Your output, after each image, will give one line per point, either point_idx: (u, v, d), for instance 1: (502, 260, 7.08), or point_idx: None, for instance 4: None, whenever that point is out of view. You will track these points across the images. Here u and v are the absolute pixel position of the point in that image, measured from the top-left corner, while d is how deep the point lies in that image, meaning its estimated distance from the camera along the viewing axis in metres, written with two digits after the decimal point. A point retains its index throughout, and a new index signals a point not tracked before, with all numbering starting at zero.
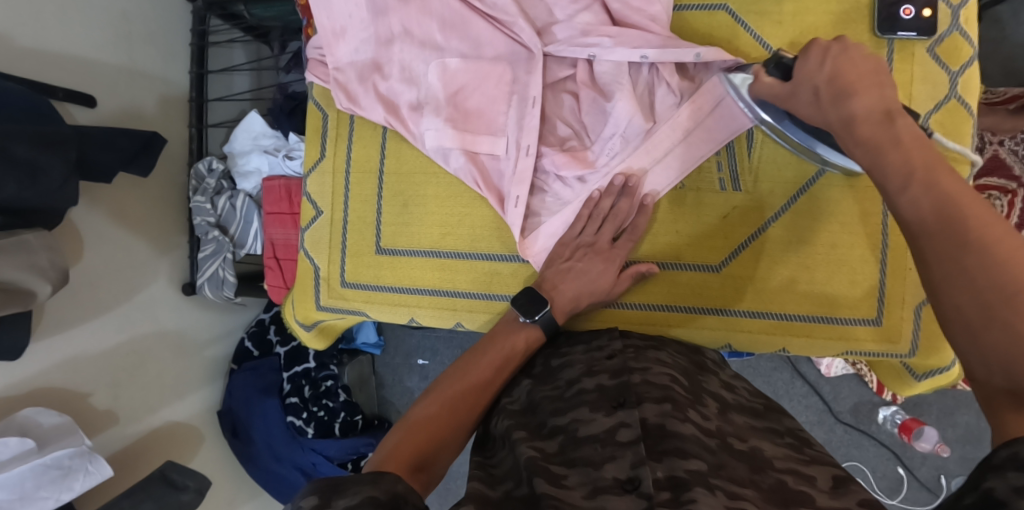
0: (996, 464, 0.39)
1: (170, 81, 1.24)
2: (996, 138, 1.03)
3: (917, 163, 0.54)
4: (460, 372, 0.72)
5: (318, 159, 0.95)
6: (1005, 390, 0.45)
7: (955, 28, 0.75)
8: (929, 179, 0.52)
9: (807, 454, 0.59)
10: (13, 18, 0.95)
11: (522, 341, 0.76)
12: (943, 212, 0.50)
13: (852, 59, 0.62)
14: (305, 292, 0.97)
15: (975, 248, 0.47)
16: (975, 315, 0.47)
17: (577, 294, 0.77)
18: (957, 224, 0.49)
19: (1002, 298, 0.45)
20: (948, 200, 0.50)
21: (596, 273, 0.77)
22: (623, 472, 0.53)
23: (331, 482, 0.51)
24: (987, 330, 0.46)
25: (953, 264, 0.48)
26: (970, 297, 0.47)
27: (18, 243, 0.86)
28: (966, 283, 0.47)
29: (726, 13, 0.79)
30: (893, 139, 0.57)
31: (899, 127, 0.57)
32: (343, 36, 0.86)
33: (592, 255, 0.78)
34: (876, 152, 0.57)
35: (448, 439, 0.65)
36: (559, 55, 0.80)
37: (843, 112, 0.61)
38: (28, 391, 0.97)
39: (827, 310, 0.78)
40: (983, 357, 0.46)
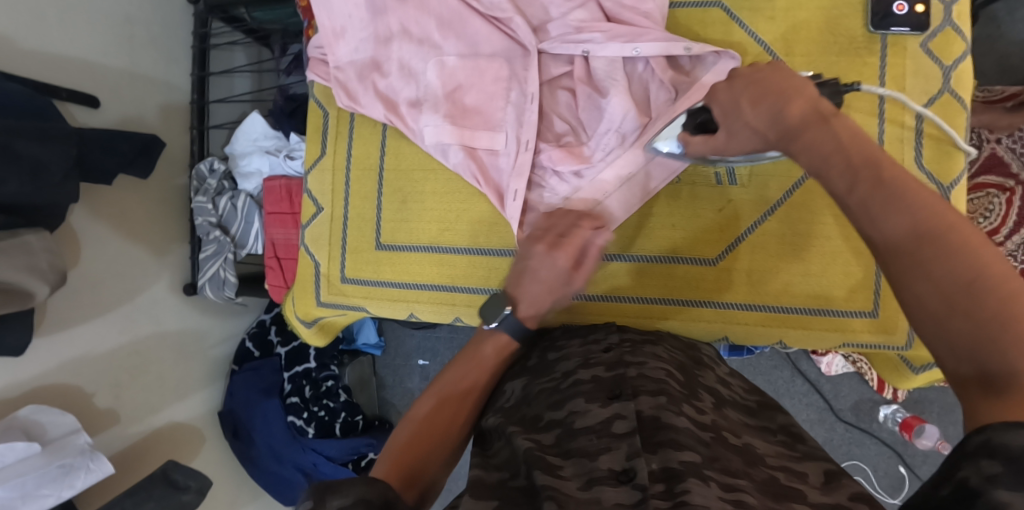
0: (969, 452, 0.39)
1: (171, 83, 1.25)
2: (993, 136, 1.01)
3: (859, 161, 0.51)
4: (443, 383, 0.71)
5: (318, 157, 0.96)
6: (973, 378, 0.43)
7: (948, 23, 0.75)
8: (874, 176, 0.50)
9: (799, 451, 0.59)
10: (16, 21, 0.96)
11: (491, 350, 0.74)
12: (894, 204, 0.48)
13: (761, 79, 0.59)
14: (305, 289, 0.97)
15: (932, 240, 0.46)
16: (938, 304, 0.45)
17: (535, 296, 0.73)
18: (912, 214, 0.47)
19: (963, 286, 0.44)
20: (897, 192, 0.49)
21: (549, 272, 0.73)
22: (618, 463, 0.54)
23: (323, 484, 0.51)
24: (950, 318, 0.44)
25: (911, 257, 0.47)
26: (932, 287, 0.45)
27: (18, 244, 0.86)
28: (927, 274, 0.46)
29: (721, 10, 0.80)
30: (836, 144, 0.53)
31: (836, 127, 0.54)
32: (342, 36, 0.87)
33: (545, 253, 0.73)
34: (819, 159, 0.54)
35: (437, 453, 0.64)
36: (553, 51, 0.81)
37: (779, 122, 0.57)
38: (27, 391, 0.97)
39: (822, 303, 0.78)
40: (950, 345, 0.44)
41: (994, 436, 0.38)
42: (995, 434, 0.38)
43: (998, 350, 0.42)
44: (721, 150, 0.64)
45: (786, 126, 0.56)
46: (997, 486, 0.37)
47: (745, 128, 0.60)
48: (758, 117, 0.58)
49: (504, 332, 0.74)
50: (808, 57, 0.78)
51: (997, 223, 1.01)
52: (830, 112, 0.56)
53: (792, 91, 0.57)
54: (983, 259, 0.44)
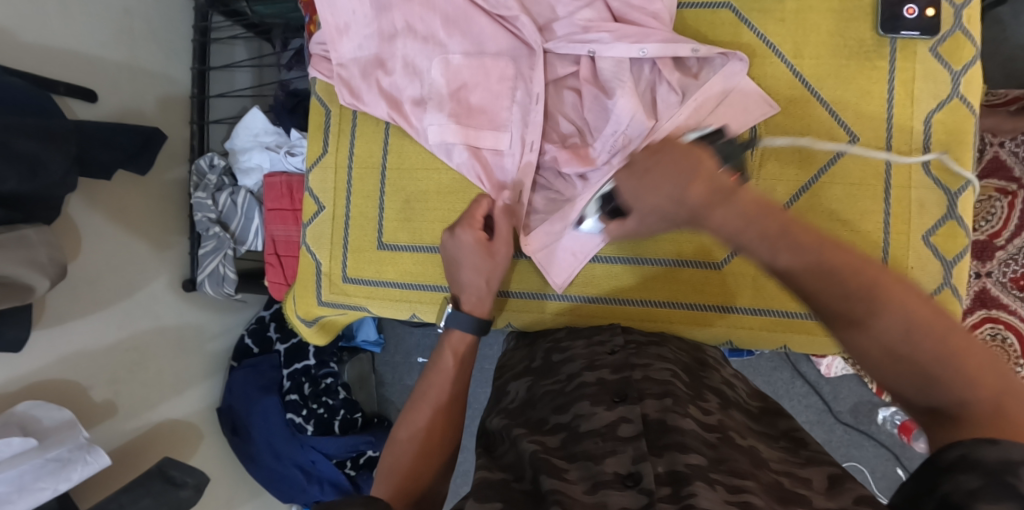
0: (946, 467, 0.42)
1: (171, 77, 1.23)
2: (996, 140, 1.00)
3: (774, 232, 0.55)
4: (418, 398, 0.72)
5: (319, 155, 0.95)
6: (929, 411, 0.48)
7: (958, 27, 0.75)
8: (792, 241, 0.54)
9: (803, 456, 0.59)
10: (15, 12, 0.95)
11: (451, 357, 0.74)
12: (817, 268, 0.52)
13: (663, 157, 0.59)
14: (306, 288, 0.97)
15: (862, 298, 0.50)
16: (881, 356, 0.50)
17: (471, 279, 0.77)
18: (836, 277, 0.51)
19: (898, 339, 0.49)
20: (818, 255, 0.52)
21: (462, 251, 0.78)
22: (624, 467, 0.54)
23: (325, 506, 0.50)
24: (893, 365, 0.49)
25: (847, 315, 0.51)
26: (873, 342, 0.50)
27: (17, 238, 0.85)
28: (863, 330, 0.50)
29: (729, 12, 0.79)
30: (746, 220, 0.56)
31: (739, 201, 0.56)
32: (346, 32, 0.86)
33: (450, 236, 0.78)
34: (734, 235, 0.56)
35: (429, 470, 0.66)
36: (559, 51, 0.80)
37: (688, 205, 0.58)
38: (26, 386, 0.96)
39: None
40: (902, 386, 0.50)
41: (970, 451, 0.42)
42: (970, 450, 0.42)
43: (943, 385, 0.47)
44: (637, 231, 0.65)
45: (689, 208, 0.58)
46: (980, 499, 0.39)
47: (650, 210, 0.61)
48: (659, 196, 0.59)
49: (455, 330, 0.76)
50: (818, 60, 0.77)
51: (999, 226, 1.01)
52: (733, 183, 0.58)
53: (699, 166, 0.58)
54: (909, 308, 0.49)
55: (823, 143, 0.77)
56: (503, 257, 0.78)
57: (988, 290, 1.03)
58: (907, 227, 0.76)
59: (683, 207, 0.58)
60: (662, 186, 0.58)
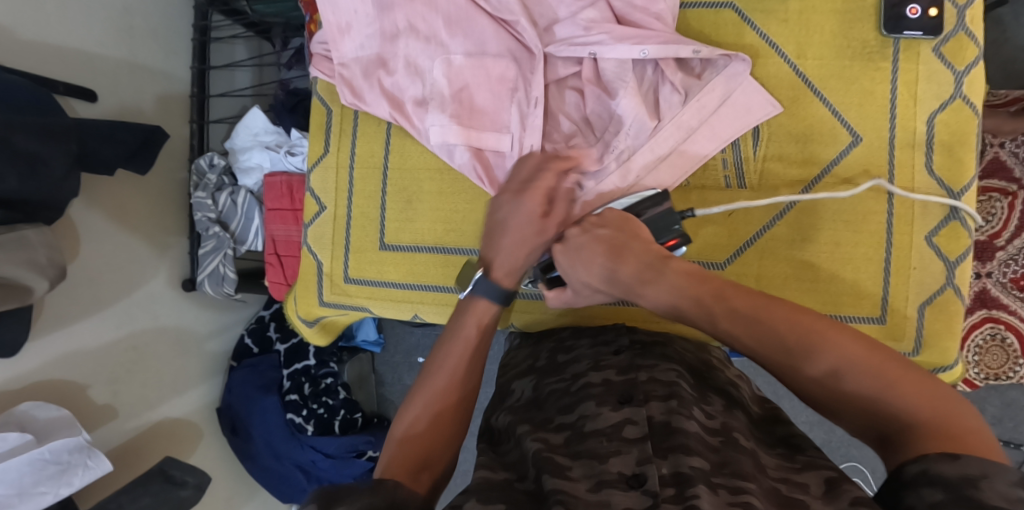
0: (909, 481, 0.45)
1: (171, 75, 1.23)
2: (997, 140, 1.01)
3: (710, 298, 0.59)
4: (435, 365, 0.66)
5: (321, 154, 0.95)
6: (877, 439, 0.51)
7: (961, 28, 0.75)
8: (727, 306, 0.58)
9: (799, 461, 0.59)
10: (13, 10, 0.94)
11: (475, 327, 0.68)
12: (755, 326, 0.56)
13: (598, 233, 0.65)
14: (308, 288, 0.96)
15: (804, 350, 0.54)
16: (827, 401, 0.53)
17: (511, 251, 0.69)
18: (775, 331, 0.55)
19: (841, 383, 0.52)
20: (755, 315, 0.57)
21: (515, 216, 0.69)
22: (628, 468, 0.54)
23: (331, 489, 0.50)
24: (844, 407, 0.52)
25: (792, 369, 0.54)
26: (817, 388, 0.53)
27: (17, 239, 0.85)
28: (806, 380, 0.54)
29: (732, 12, 0.79)
30: (681, 292, 0.60)
31: (670, 274, 0.61)
32: (348, 32, 0.86)
33: (508, 198, 0.69)
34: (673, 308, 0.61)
35: (441, 440, 0.61)
36: (560, 54, 0.80)
37: (622, 286, 0.64)
38: (26, 386, 0.96)
39: (831, 309, 0.78)
40: (856, 423, 0.52)
41: (931, 466, 0.44)
42: (931, 464, 0.44)
43: (891, 411, 0.50)
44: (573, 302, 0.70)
45: (623, 284, 0.63)
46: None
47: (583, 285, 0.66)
48: (591, 274, 0.64)
49: (483, 298, 0.69)
50: (821, 60, 0.77)
51: (999, 227, 1.00)
52: (664, 255, 0.63)
53: (627, 243, 0.64)
54: (846, 351, 0.52)
55: (826, 144, 0.77)
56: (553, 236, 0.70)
57: (988, 291, 1.03)
58: (910, 228, 0.76)
59: (617, 283, 0.64)
60: (593, 264, 0.64)
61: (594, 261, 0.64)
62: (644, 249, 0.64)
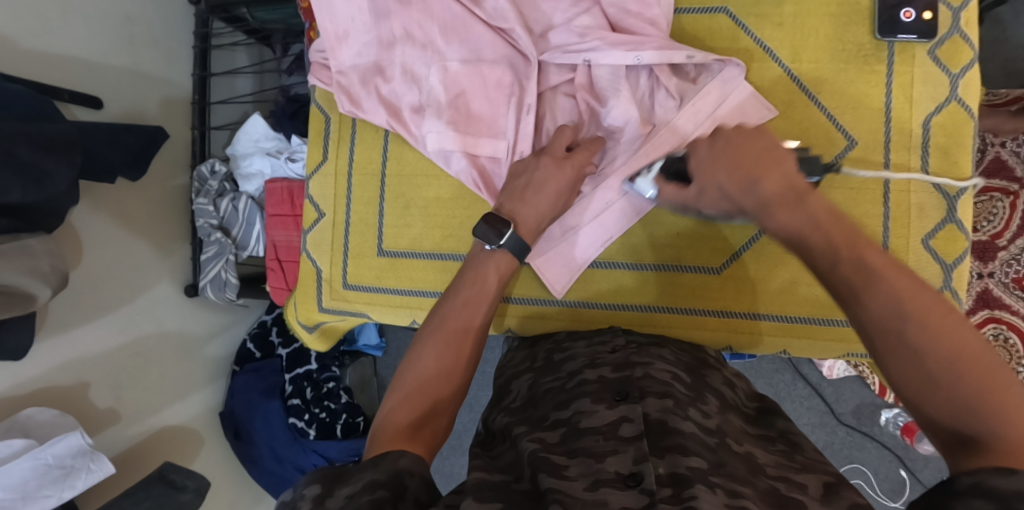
0: (958, 492, 0.44)
1: (173, 81, 1.24)
2: (998, 140, 1.00)
3: (842, 243, 0.57)
4: (437, 322, 0.69)
5: (320, 161, 0.96)
6: (953, 440, 0.49)
7: (955, 30, 0.75)
8: (855, 257, 0.56)
9: (798, 461, 0.59)
10: (16, 20, 0.95)
11: (494, 277, 0.72)
12: (874, 283, 0.54)
13: (743, 147, 0.63)
14: (308, 293, 0.97)
15: (919, 320, 0.51)
16: (920, 380, 0.50)
17: (540, 210, 0.73)
18: (894, 293, 0.53)
19: (943, 365, 0.49)
20: (877, 274, 0.54)
21: (553, 180, 0.74)
22: (625, 467, 0.54)
23: (332, 472, 0.53)
24: (933, 393, 0.50)
25: (894, 335, 0.52)
26: (915, 363, 0.50)
27: (18, 247, 0.86)
28: (906, 353, 0.51)
29: (726, 16, 0.79)
30: (812, 223, 0.59)
31: (811, 207, 0.59)
32: (345, 40, 0.86)
33: (551, 162, 0.74)
34: (798, 235, 0.59)
35: (445, 391, 0.64)
36: (554, 61, 0.80)
37: (756, 197, 0.61)
38: (31, 391, 0.97)
39: (827, 312, 0.78)
40: (934, 414, 0.50)
41: (985, 479, 0.43)
42: (984, 477, 0.43)
43: (980, 417, 0.47)
44: (690, 204, 0.67)
45: (760, 201, 0.61)
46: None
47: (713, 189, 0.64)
48: (730, 179, 0.62)
49: (506, 251, 0.72)
50: (815, 64, 0.77)
51: (1001, 227, 1.00)
52: (806, 189, 0.61)
53: (771, 163, 0.61)
54: (961, 340, 0.50)
55: (821, 147, 0.77)
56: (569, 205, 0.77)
57: (989, 291, 1.02)
58: (907, 230, 0.76)
59: (754, 197, 0.62)
60: (733, 172, 0.62)
61: (737, 168, 0.62)
62: (790, 178, 0.61)
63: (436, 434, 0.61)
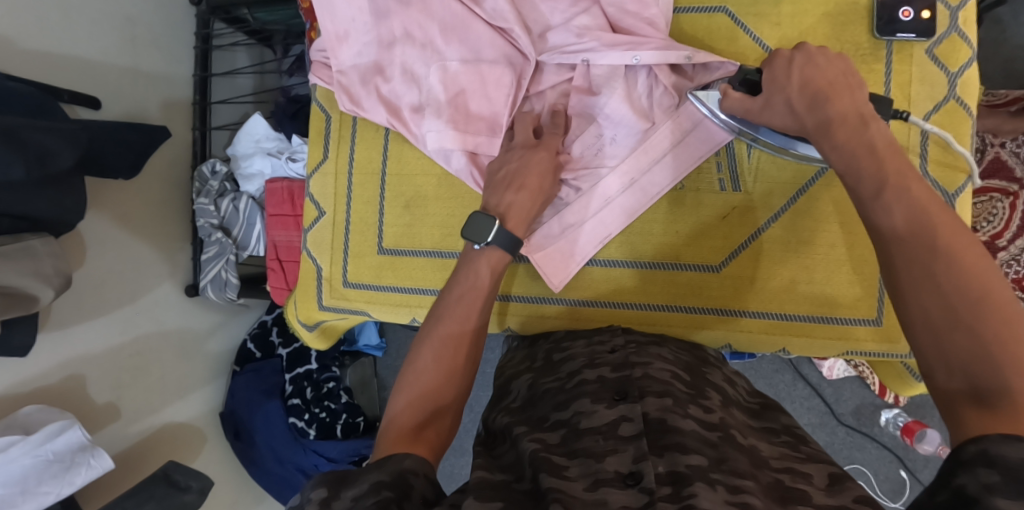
0: (965, 460, 0.42)
1: (175, 82, 1.24)
2: (998, 140, 1.00)
3: (892, 172, 0.54)
4: (434, 321, 0.69)
5: (320, 160, 0.96)
6: (964, 391, 0.47)
7: (954, 29, 0.75)
8: (900, 187, 0.53)
9: (804, 452, 0.59)
10: (19, 22, 0.96)
11: (486, 268, 0.71)
12: (913, 215, 0.52)
13: (821, 65, 0.61)
14: (308, 292, 0.97)
15: (949, 258, 0.49)
16: (941, 319, 0.49)
17: (525, 203, 0.74)
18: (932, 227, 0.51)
19: (966, 306, 0.48)
20: (919, 208, 0.52)
21: (531, 168, 0.75)
22: (625, 466, 0.54)
23: (339, 475, 0.53)
24: (950, 333, 0.48)
25: (920, 271, 0.50)
26: (936, 301, 0.49)
27: (22, 247, 0.86)
28: (931, 289, 0.49)
29: (725, 15, 0.80)
30: (870, 147, 0.56)
31: (873, 131, 0.57)
32: (346, 40, 0.87)
33: (525, 151, 0.76)
34: (851, 157, 0.57)
35: (446, 390, 0.64)
36: (552, 62, 0.80)
37: (821, 115, 0.59)
38: (32, 390, 0.97)
39: (826, 310, 0.79)
40: (944, 357, 0.48)
41: (991, 447, 0.42)
42: (991, 445, 0.42)
43: (993, 365, 0.46)
44: (753, 116, 0.66)
45: (825, 120, 0.59)
46: (995, 494, 0.39)
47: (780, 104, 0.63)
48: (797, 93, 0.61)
49: (495, 247, 0.71)
50: None
51: (1001, 227, 1.00)
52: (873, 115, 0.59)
53: (840, 84, 0.60)
54: (988, 285, 0.48)
55: None
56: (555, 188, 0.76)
57: None
58: None
59: (820, 113, 0.60)
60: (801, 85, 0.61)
61: (807, 84, 0.61)
62: (856, 103, 0.59)
63: (441, 433, 0.61)
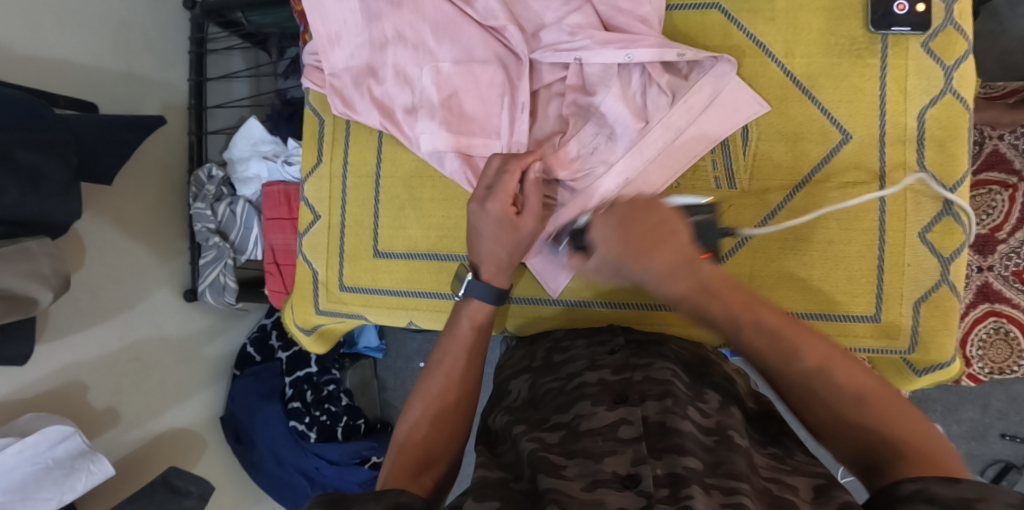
0: (903, 497, 0.45)
1: (170, 86, 1.24)
2: (996, 133, 1.00)
3: (738, 308, 0.58)
4: (434, 366, 0.70)
5: (315, 163, 0.96)
6: (864, 466, 0.52)
7: (950, 22, 0.74)
8: (755, 317, 0.58)
9: (789, 464, 0.59)
10: (13, 27, 0.96)
11: (468, 325, 0.72)
12: (777, 345, 0.56)
13: (638, 220, 0.57)
14: (304, 297, 0.97)
15: (810, 367, 0.55)
16: (831, 420, 0.54)
17: (494, 252, 0.71)
18: (792, 348, 0.56)
19: (852, 406, 0.53)
20: (777, 335, 0.56)
21: (485, 224, 0.70)
22: (623, 468, 0.54)
23: (333, 497, 0.51)
24: (843, 430, 0.53)
25: (803, 390, 0.55)
26: (823, 407, 0.54)
27: (19, 251, 0.85)
28: (818, 404, 0.54)
29: (718, 12, 0.79)
30: (702, 290, 0.58)
31: (701, 274, 0.58)
32: (338, 42, 0.87)
33: (475, 207, 0.69)
34: (698, 306, 0.59)
35: (440, 437, 0.64)
36: (545, 60, 0.80)
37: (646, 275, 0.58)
38: (30, 398, 0.97)
39: (825, 307, 0.78)
40: (845, 445, 0.53)
41: (929, 486, 0.44)
42: (928, 485, 0.45)
43: (886, 444, 0.51)
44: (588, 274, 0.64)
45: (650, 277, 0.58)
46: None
47: (604, 265, 0.60)
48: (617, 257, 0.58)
49: (474, 300, 0.72)
50: (809, 58, 0.77)
51: (1000, 220, 0.99)
52: (698, 256, 0.58)
53: (661, 235, 0.57)
54: (856, 381, 0.54)
55: (816, 142, 0.77)
56: (528, 232, 0.70)
57: (990, 284, 1.00)
58: (903, 225, 0.76)
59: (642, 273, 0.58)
60: (616, 251, 0.58)
61: (630, 245, 0.57)
62: (678, 249, 0.57)
63: (437, 481, 0.61)
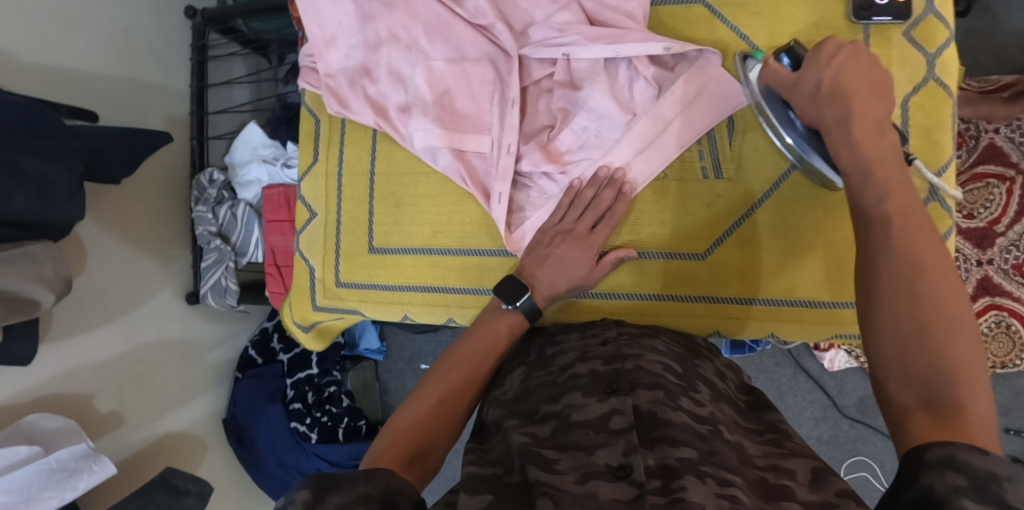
0: (931, 463, 0.43)
1: (172, 93, 1.26)
2: (992, 126, 0.99)
3: (895, 191, 0.58)
4: (448, 361, 0.71)
5: (311, 163, 0.97)
6: (918, 402, 0.49)
7: (930, 11, 0.75)
8: (902, 203, 0.57)
9: (787, 447, 0.60)
10: (17, 37, 0.98)
11: (505, 329, 0.74)
12: (902, 239, 0.55)
13: (860, 65, 0.65)
14: (302, 294, 0.99)
15: (922, 271, 0.53)
16: (912, 332, 0.51)
17: (556, 282, 0.76)
18: (914, 248, 0.54)
19: (941, 326, 0.50)
20: (910, 233, 0.55)
21: (571, 257, 0.76)
22: (615, 459, 0.54)
23: (325, 478, 0.50)
24: (918, 349, 0.50)
25: (905, 286, 0.53)
26: (909, 314, 0.52)
27: (22, 253, 0.87)
28: (909, 301, 0.52)
29: (702, 6, 0.81)
30: (879, 153, 0.61)
31: (886, 141, 0.62)
32: (333, 44, 0.88)
33: (576, 241, 0.76)
34: (863, 158, 0.61)
35: (439, 430, 0.64)
36: (535, 56, 0.81)
37: (840, 111, 0.63)
38: (34, 399, 0.98)
39: (814, 295, 0.78)
40: (905, 369, 0.51)
41: (959, 453, 0.43)
42: (959, 451, 0.43)
43: (950, 383, 0.48)
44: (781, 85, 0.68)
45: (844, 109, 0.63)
46: (962, 495, 0.40)
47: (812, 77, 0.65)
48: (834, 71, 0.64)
49: (521, 314, 0.75)
50: None
51: (999, 213, 0.98)
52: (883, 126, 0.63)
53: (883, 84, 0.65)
54: (956, 309, 0.51)
55: None
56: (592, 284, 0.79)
57: (990, 278, 0.99)
58: None
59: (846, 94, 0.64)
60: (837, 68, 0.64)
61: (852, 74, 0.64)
62: (878, 106, 0.64)
63: (427, 471, 0.61)
